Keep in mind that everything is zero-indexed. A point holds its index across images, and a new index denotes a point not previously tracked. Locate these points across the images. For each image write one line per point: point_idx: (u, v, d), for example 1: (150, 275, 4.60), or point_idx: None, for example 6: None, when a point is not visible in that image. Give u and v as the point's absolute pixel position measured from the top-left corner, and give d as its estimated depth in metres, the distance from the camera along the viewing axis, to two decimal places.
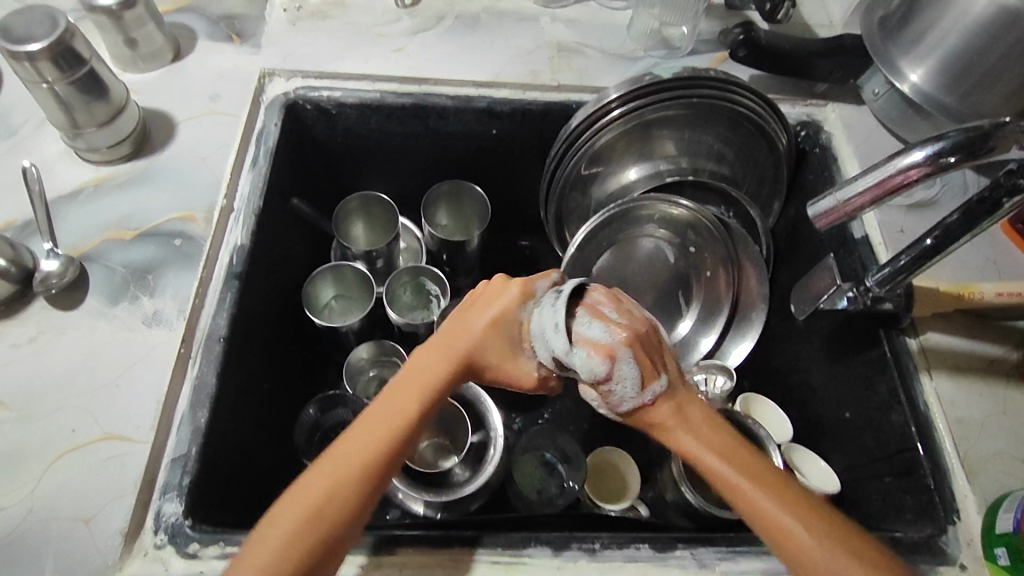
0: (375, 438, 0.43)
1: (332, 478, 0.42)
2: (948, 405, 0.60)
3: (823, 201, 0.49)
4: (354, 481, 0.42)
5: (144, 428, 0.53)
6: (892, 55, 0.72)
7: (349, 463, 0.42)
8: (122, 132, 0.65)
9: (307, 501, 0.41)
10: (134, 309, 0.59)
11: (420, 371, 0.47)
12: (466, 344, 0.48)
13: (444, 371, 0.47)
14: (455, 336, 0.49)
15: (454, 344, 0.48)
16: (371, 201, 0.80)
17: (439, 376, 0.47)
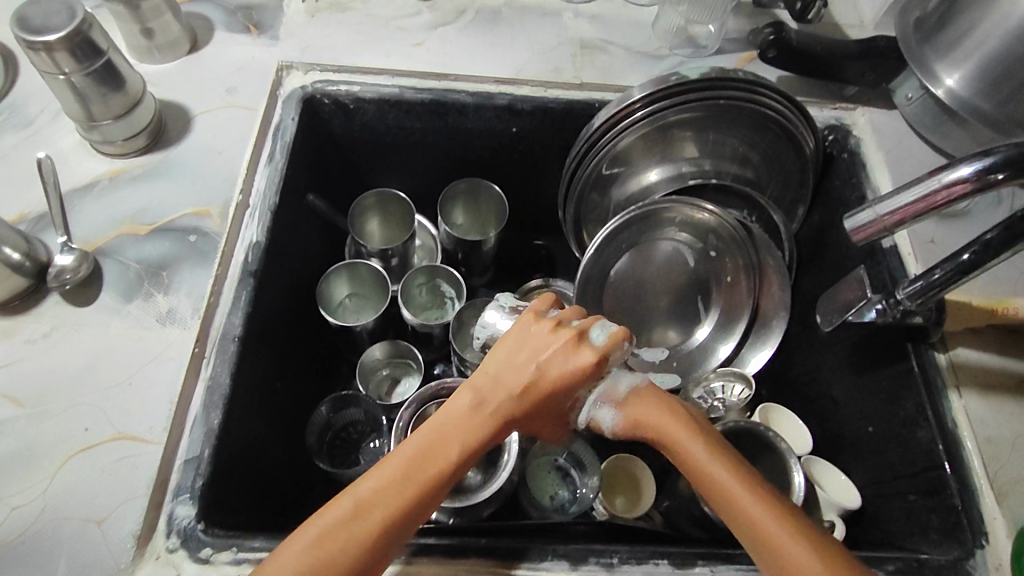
0: (415, 481, 0.44)
1: (385, 516, 0.42)
2: (977, 423, 0.59)
3: (859, 215, 0.46)
4: (370, 529, 0.42)
5: (156, 429, 0.52)
6: (927, 58, 0.70)
7: (372, 508, 0.42)
8: (138, 124, 0.64)
9: (317, 541, 0.41)
10: (149, 306, 0.58)
11: (460, 414, 0.47)
12: (503, 388, 0.48)
13: (489, 427, 0.47)
14: (506, 389, 0.48)
15: (503, 398, 0.48)
16: (388, 199, 0.79)
17: (482, 430, 0.47)
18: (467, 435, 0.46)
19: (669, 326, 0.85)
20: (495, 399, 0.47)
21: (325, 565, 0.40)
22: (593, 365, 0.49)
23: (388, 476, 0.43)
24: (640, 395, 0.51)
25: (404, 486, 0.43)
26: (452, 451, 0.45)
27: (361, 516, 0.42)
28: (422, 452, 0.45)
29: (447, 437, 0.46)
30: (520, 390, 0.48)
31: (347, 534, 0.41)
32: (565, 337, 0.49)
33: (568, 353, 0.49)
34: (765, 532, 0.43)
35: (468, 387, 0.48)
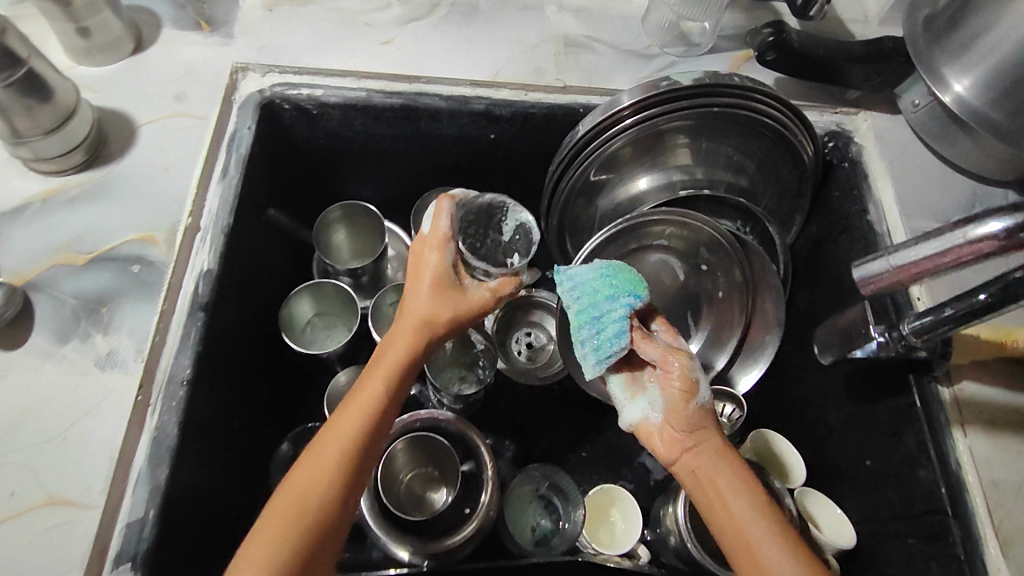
0: (358, 411, 0.49)
1: (344, 440, 0.47)
2: (983, 465, 0.56)
3: (872, 267, 0.43)
4: (334, 459, 0.46)
5: (94, 491, 0.47)
6: (936, 61, 0.64)
7: (333, 444, 0.47)
8: (73, 140, 0.58)
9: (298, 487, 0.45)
10: (86, 348, 0.52)
11: (382, 351, 0.53)
12: (402, 320, 0.54)
13: (405, 343, 0.53)
14: (405, 314, 0.54)
15: (408, 321, 0.54)
16: (356, 211, 0.73)
17: (401, 349, 0.53)
18: (391, 358, 0.52)
19: None
20: (401, 328, 0.54)
21: (308, 498, 0.45)
22: (444, 252, 0.55)
23: (341, 416, 0.49)
24: (707, 421, 0.60)
25: (354, 416, 0.49)
26: (381, 374, 0.51)
27: (326, 450, 0.47)
28: (360, 389, 0.51)
29: (374, 366, 0.52)
30: (413, 307, 0.54)
31: (318, 467, 0.46)
32: (428, 246, 0.55)
33: (427, 262, 0.55)
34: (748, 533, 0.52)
35: (388, 333, 0.54)
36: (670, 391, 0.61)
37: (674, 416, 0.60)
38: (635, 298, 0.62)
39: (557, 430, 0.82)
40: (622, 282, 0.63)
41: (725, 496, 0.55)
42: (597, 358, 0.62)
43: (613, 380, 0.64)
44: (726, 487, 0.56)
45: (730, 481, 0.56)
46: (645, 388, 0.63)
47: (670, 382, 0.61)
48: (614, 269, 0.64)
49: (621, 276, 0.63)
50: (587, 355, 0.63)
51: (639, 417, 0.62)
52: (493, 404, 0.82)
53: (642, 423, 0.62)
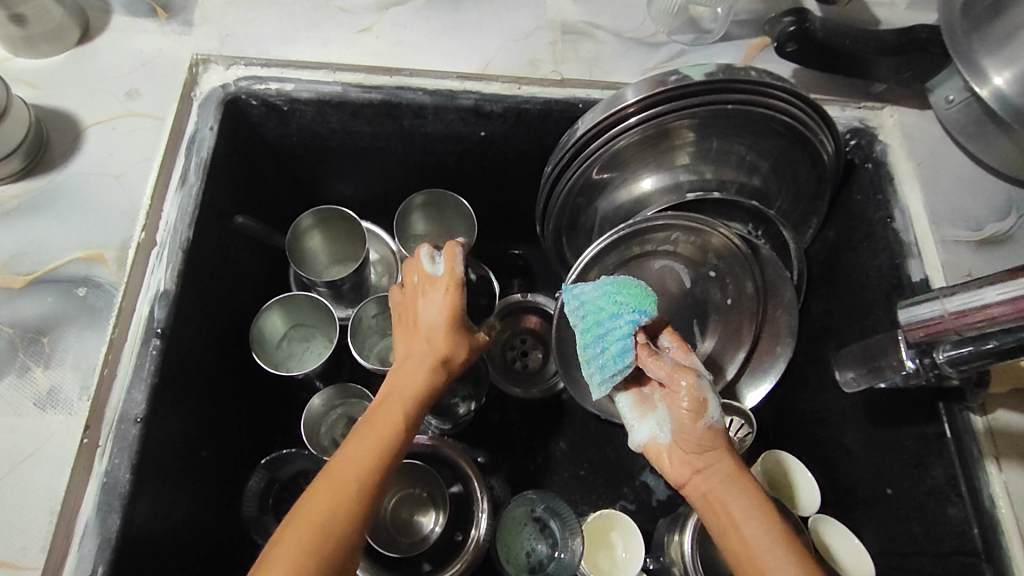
0: (372, 445, 0.46)
1: (360, 473, 0.44)
2: (1019, 503, 0.51)
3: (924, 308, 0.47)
4: (349, 494, 0.43)
5: (32, 550, 0.42)
6: (975, 53, 0.58)
7: (344, 478, 0.44)
8: (7, 145, 0.51)
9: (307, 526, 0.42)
10: (24, 385, 0.46)
11: (395, 381, 0.50)
12: (415, 351, 0.51)
13: (422, 373, 0.50)
14: (418, 345, 0.51)
15: (422, 350, 0.51)
16: (331, 216, 0.67)
17: (418, 379, 0.50)
18: (405, 390, 0.49)
19: None
20: (414, 358, 0.51)
21: (320, 537, 0.41)
22: (458, 286, 0.52)
23: (351, 452, 0.45)
24: (719, 442, 0.55)
25: (367, 450, 0.45)
26: (398, 411, 0.48)
27: (339, 486, 0.43)
28: (372, 424, 0.47)
29: (387, 402, 0.49)
30: (427, 344, 0.51)
31: (330, 504, 0.42)
32: (440, 284, 0.52)
33: (439, 291, 0.52)
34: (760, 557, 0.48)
35: (399, 363, 0.51)
36: (677, 409, 0.56)
37: (684, 438, 0.56)
38: (641, 314, 0.57)
39: (554, 444, 0.76)
40: (627, 298, 0.58)
41: (735, 523, 0.51)
42: (602, 376, 0.58)
43: (622, 400, 0.61)
44: (739, 513, 0.51)
45: (741, 505, 0.51)
46: (655, 407, 0.59)
47: (681, 401, 0.56)
48: (622, 283, 0.59)
49: (628, 290, 0.58)
50: (591, 375, 0.59)
51: (647, 437, 0.58)
52: (486, 418, 0.76)
53: (650, 442, 0.58)
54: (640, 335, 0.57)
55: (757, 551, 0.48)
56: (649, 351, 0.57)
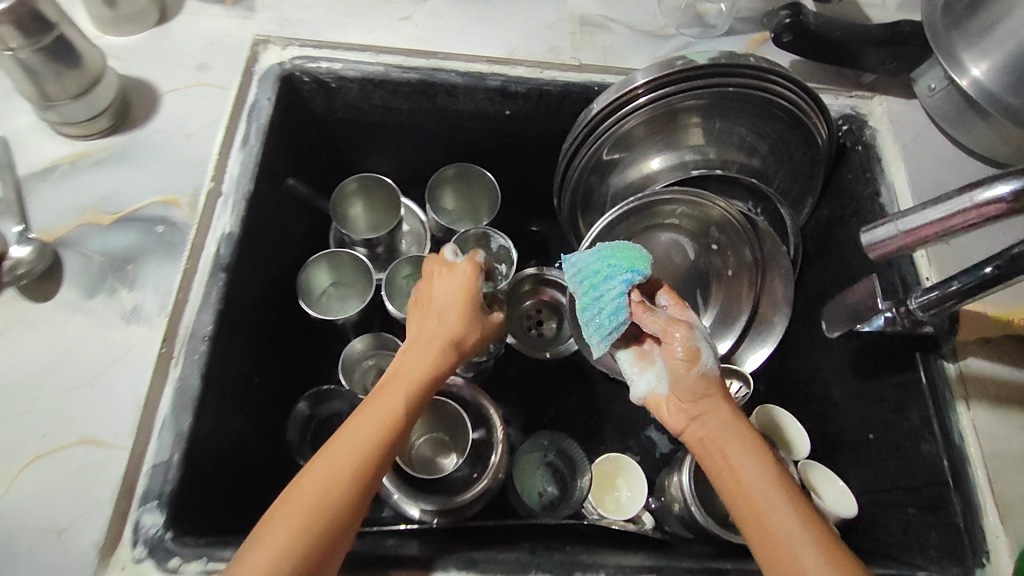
0: (375, 426, 0.49)
1: (361, 448, 0.47)
2: (986, 439, 0.57)
3: (880, 234, 0.41)
4: (349, 466, 0.46)
5: (122, 433, 0.50)
6: (955, 47, 0.64)
7: (347, 451, 0.47)
8: (99, 105, 0.59)
9: (310, 495, 0.44)
10: (112, 302, 0.54)
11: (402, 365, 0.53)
12: (421, 339, 0.55)
13: (428, 359, 0.54)
14: (428, 332, 0.56)
15: (429, 338, 0.55)
16: (370, 183, 0.75)
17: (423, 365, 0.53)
18: (410, 375, 0.52)
19: None
20: (422, 345, 0.55)
21: (321, 506, 0.44)
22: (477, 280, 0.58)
23: (354, 435, 0.48)
24: (712, 389, 0.59)
25: (372, 427, 0.48)
26: (400, 394, 0.51)
27: (341, 459, 0.46)
28: (373, 407, 0.50)
29: (388, 385, 0.51)
30: (438, 332, 0.55)
31: (328, 479, 0.45)
32: (456, 279, 0.58)
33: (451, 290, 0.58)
34: (758, 508, 0.50)
35: (408, 349, 0.55)
36: (672, 359, 0.60)
37: (680, 389, 0.60)
38: (635, 274, 0.62)
39: (565, 398, 0.83)
40: (621, 260, 0.63)
41: (734, 469, 0.53)
42: (600, 334, 0.64)
43: (623, 357, 0.65)
44: (734, 457, 0.54)
45: (738, 449, 0.54)
46: (654, 361, 0.64)
47: (672, 349, 0.59)
48: (616, 249, 0.65)
49: (621, 254, 0.63)
50: (590, 333, 0.65)
51: (647, 390, 0.62)
52: (504, 374, 0.83)
53: (650, 396, 0.62)
54: (634, 294, 0.62)
55: (757, 492, 0.51)
56: (643, 307, 0.62)
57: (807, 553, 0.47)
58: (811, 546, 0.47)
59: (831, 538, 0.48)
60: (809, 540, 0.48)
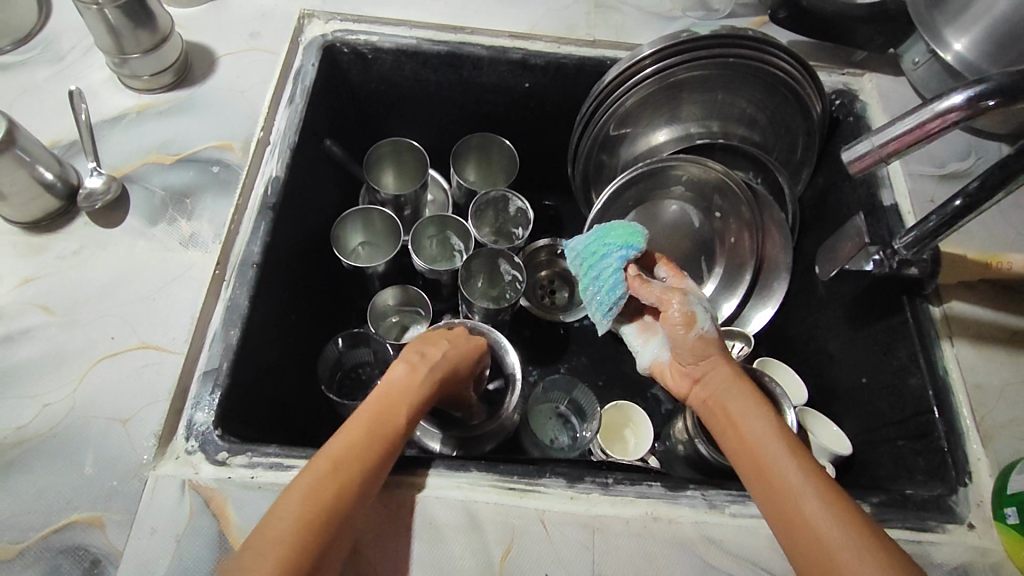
0: (365, 434, 0.47)
1: (352, 456, 0.45)
2: (968, 371, 0.61)
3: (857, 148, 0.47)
4: (350, 472, 0.44)
5: (178, 340, 0.55)
6: (937, 23, 0.71)
7: (339, 457, 0.45)
8: (165, 61, 0.67)
9: (301, 499, 0.42)
10: (172, 230, 0.61)
11: (391, 381, 0.51)
12: (422, 364, 0.53)
13: (422, 384, 0.52)
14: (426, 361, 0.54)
15: (427, 366, 0.53)
16: (402, 147, 0.82)
17: (417, 386, 0.51)
18: (404, 394, 0.50)
19: None
20: (421, 367, 0.53)
21: (314, 508, 0.42)
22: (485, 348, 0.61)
23: (349, 437, 0.46)
24: (712, 350, 0.58)
25: (363, 434, 0.47)
26: (405, 409, 0.49)
27: (332, 467, 0.44)
28: (374, 415, 0.48)
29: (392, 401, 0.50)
30: (440, 362, 0.54)
31: (315, 483, 0.43)
32: (460, 333, 0.59)
33: (458, 337, 0.59)
34: (765, 463, 0.49)
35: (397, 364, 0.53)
36: (669, 326, 0.60)
37: (683, 357, 0.60)
38: (629, 250, 0.65)
39: (575, 356, 0.88)
40: (616, 239, 0.65)
41: (738, 425, 0.53)
42: (602, 309, 0.66)
43: (630, 329, 0.68)
44: (736, 411, 0.53)
45: (739, 402, 0.54)
46: (657, 331, 0.65)
47: (665, 317, 0.60)
48: (611, 227, 0.67)
49: (614, 233, 0.66)
50: (593, 308, 0.68)
51: (651, 359, 0.64)
52: (518, 332, 0.88)
53: (655, 364, 0.64)
54: (630, 268, 0.65)
55: (760, 442, 0.50)
56: (640, 280, 0.64)
57: (814, 509, 0.45)
58: (814, 492, 0.45)
59: (833, 486, 0.46)
60: (816, 495, 0.45)
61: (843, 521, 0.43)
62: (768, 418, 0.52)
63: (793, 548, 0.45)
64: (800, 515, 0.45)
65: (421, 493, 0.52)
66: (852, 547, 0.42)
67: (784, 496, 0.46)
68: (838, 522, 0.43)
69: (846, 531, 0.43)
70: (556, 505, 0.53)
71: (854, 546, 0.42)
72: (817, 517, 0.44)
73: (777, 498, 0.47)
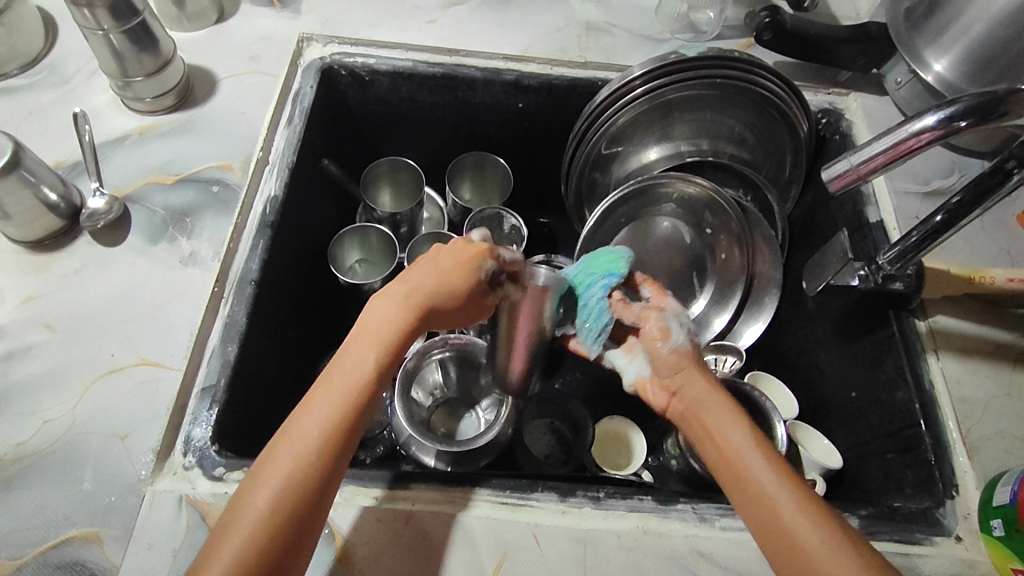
0: (339, 395, 0.44)
1: (321, 424, 0.43)
2: (953, 384, 0.62)
3: (837, 165, 0.49)
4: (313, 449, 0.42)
5: (177, 356, 0.56)
6: (917, 45, 0.73)
7: (308, 431, 0.43)
8: (168, 84, 0.69)
9: (272, 483, 0.41)
10: (173, 249, 0.62)
11: (370, 321, 0.47)
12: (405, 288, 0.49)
13: (402, 319, 0.47)
14: (413, 286, 0.49)
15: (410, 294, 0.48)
16: (398, 166, 0.83)
17: (397, 324, 0.47)
18: (381, 333, 0.47)
19: None
20: (400, 295, 0.48)
21: (287, 495, 0.41)
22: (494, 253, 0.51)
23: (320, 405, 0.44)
24: (687, 362, 0.57)
25: (337, 398, 0.44)
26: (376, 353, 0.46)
27: (300, 444, 0.42)
28: (348, 374, 0.45)
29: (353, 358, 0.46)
30: (417, 291, 0.48)
31: (287, 468, 0.41)
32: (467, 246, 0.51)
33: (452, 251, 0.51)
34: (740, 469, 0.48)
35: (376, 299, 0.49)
36: (645, 340, 0.59)
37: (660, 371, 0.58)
38: (611, 276, 0.59)
39: (570, 371, 0.88)
40: (600, 265, 0.59)
41: (713, 432, 0.52)
42: (591, 338, 0.60)
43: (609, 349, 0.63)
44: (713, 421, 0.52)
45: (715, 411, 0.53)
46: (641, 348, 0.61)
47: (642, 330, 0.59)
48: (597, 253, 0.61)
49: (599, 259, 0.60)
50: (581, 339, 0.61)
51: (633, 376, 0.60)
52: None
53: (636, 381, 0.60)
54: (614, 296, 0.60)
55: (737, 452, 0.49)
56: (623, 304, 0.60)
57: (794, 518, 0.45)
58: (795, 504, 0.45)
59: (810, 494, 0.46)
60: (797, 505, 0.45)
61: (825, 531, 0.44)
62: (743, 426, 0.51)
63: (774, 557, 0.45)
64: (784, 525, 0.45)
65: (414, 508, 0.53)
66: (835, 555, 0.43)
67: (762, 504, 0.46)
68: (820, 531, 0.44)
69: (830, 543, 0.43)
70: (548, 519, 0.54)
71: (839, 554, 0.43)
72: (798, 527, 0.44)
73: (757, 508, 0.46)
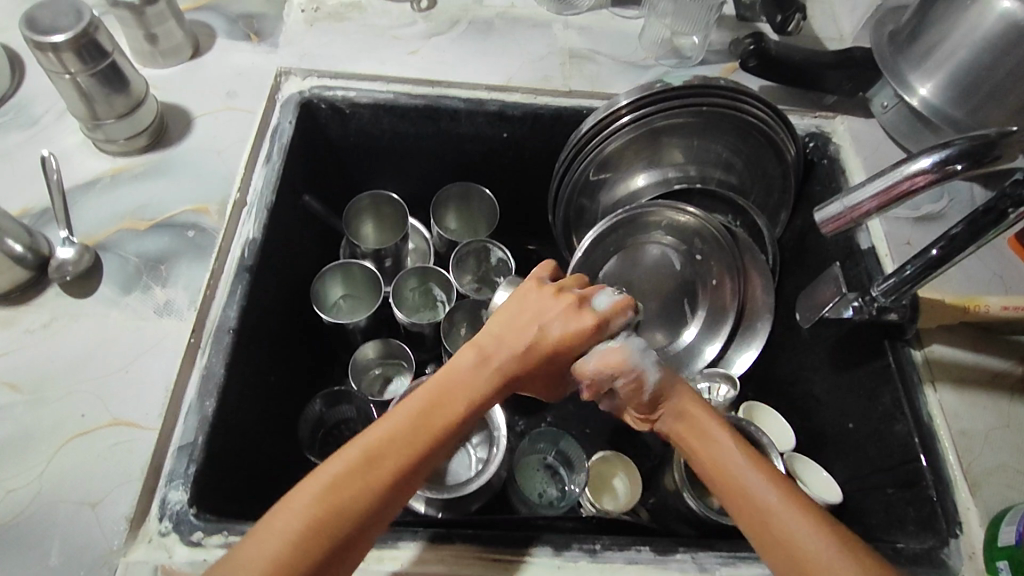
0: (403, 439, 0.43)
1: (369, 475, 0.41)
2: (952, 417, 0.61)
3: (829, 207, 0.48)
4: (353, 495, 0.41)
5: (152, 415, 0.54)
6: (902, 68, 0.72)
7: (343, 479, 0.41)
8: (141, 125, 0.66)
9: (290, 524, 0.39)
10: (146, 298, 0.60)
11: (457, 373, 0.47)
12: (507, 345, 0.49)
13: (487, 385, 0.47)
14: (509, 338, 0.49)
15: (504, 348, 0.48)
16: (382, 201, 0.81)
17: (481, 386, 0.47)
18: (461, 389, 0.46)
19: (656, 329, 0.86)
20: (499, 349, 0.49)
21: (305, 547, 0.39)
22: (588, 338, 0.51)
23: (387, 433, 0.43)
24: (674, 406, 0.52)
25: (400, 445, 0.43)
26: (456, 405, 0.45)
27: (335, 489, 0.40)
28: (422, 414, 0.44)
29: (450, 395, 0.46)
30: (512, 349, 0.48)
31: (307, 514, 0.40)
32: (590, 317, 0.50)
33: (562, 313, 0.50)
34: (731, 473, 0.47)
35: (468, 348, 0.49)
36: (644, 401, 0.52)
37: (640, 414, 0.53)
38: None
39: (561, 404, 0.87)
40: None
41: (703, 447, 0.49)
42: None
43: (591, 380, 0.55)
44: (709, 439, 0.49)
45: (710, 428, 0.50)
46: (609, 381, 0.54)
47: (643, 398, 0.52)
48: None
49: None
50: None
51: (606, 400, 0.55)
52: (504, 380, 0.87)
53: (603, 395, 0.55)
54: None
55: (728, 465, 0.48)
56: None
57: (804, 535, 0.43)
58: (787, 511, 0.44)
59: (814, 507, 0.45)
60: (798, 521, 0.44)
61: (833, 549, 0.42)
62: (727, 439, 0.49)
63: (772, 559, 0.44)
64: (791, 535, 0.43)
65: (404, 569, 0.51)
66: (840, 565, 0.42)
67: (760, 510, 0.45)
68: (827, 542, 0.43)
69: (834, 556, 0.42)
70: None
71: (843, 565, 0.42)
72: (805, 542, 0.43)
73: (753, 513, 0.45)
